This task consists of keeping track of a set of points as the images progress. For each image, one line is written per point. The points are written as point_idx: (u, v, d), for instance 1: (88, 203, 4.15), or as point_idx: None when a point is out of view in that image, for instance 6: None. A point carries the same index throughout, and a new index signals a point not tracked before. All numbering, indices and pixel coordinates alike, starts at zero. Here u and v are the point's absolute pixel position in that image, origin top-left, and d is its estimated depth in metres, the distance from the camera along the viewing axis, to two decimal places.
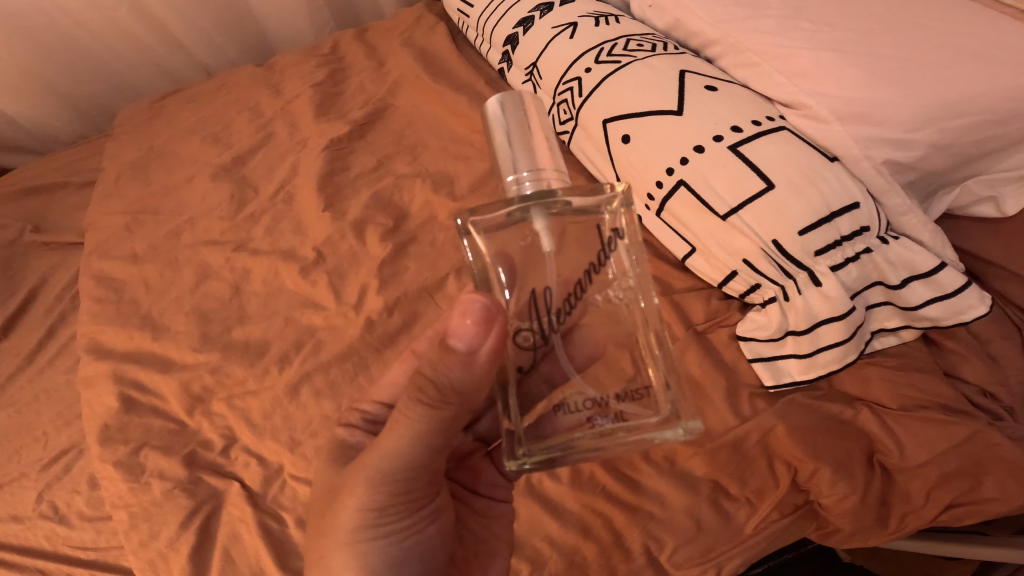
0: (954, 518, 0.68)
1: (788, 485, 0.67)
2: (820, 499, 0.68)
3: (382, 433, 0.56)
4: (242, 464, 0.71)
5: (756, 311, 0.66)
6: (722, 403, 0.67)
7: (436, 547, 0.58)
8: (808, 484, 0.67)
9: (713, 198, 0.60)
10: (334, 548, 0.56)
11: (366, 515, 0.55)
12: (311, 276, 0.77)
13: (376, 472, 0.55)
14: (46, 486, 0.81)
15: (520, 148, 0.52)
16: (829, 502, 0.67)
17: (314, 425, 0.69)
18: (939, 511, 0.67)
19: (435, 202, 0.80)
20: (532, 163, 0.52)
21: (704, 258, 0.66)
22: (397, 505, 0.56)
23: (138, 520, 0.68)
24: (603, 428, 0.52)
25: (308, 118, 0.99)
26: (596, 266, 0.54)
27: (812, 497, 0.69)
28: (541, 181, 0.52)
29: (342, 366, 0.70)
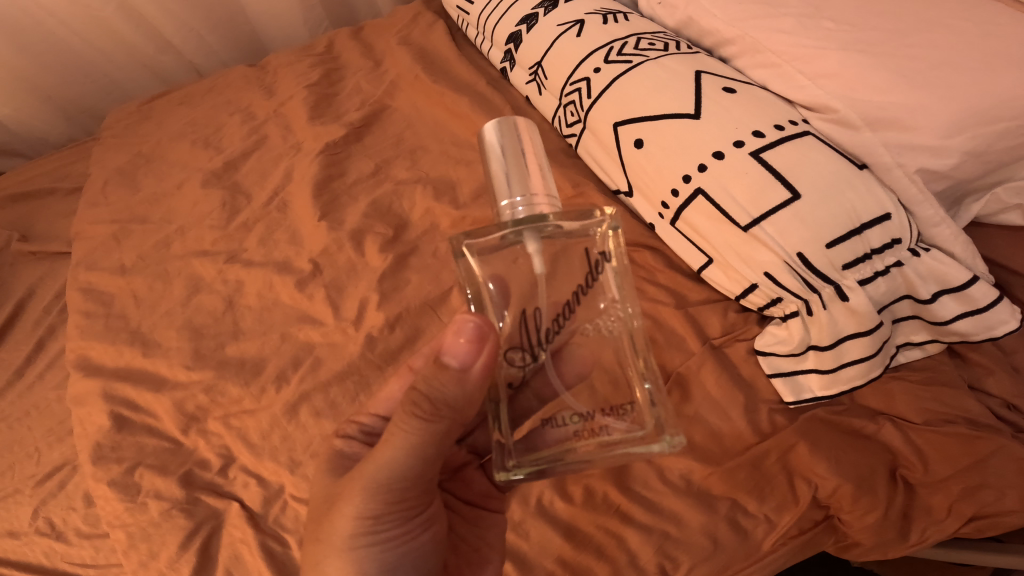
0: (976, 530, 0.65)
1: (809, 502, 0.64)
2: (839, 512, 0.65)
3: (378, 443, 0.53)
4: (241, 484, 0.68)
5: (776, 325, 0.63)
6: (740, 420, 0.64)
7: (429, 555, 0.55)
8: (829, 500, 0.64)
9: (733, 208, 0.57)
10: (331, 554, 0.53)
11: (360, 523, 0.52)
12: (308, 290, 0.73)
13: (371, 481, 0.52)
14: (41, 503, 0.78)
15: (515, 173, 0.50)
16: (850, 518, 0.64)
17: (314, 445, 0.66)
18: (962, 523, 0.64)
19: (436, 209, 0.76)
20: (525, 188, 0.50)
21: (721, 270, 0.62)
22: (392, 514, 0.53)
23: (136, 540, 0.65)
24: (592, 439, 0.50)
25: (302, 121, 0.95)
26: (584, 289, 0.52)
27: (833, 512, 0.65)
28: (535, 207, 0.49)
29: (342, 385, 0.67)
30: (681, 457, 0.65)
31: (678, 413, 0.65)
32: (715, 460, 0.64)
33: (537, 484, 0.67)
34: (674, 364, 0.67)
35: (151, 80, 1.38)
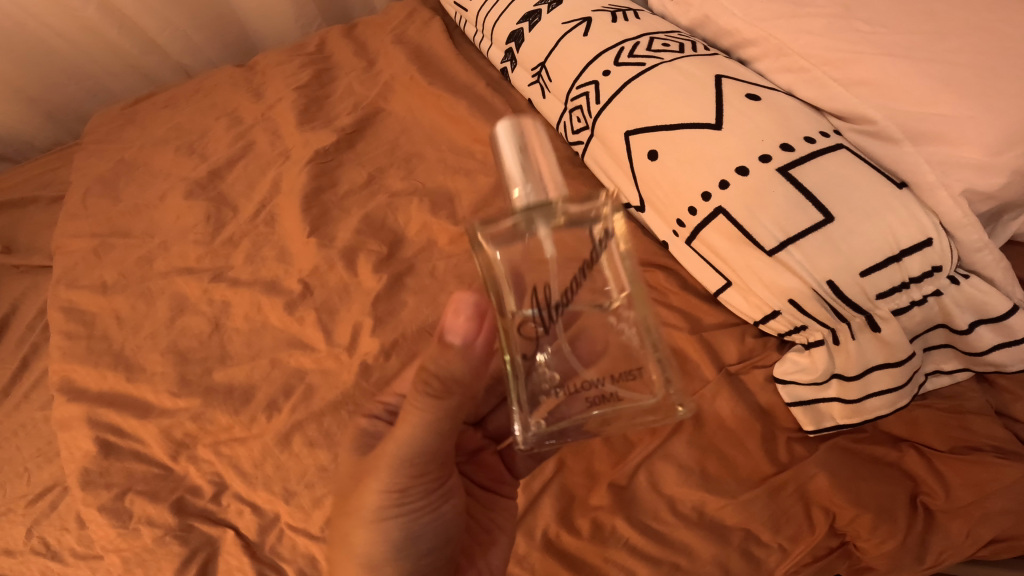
0: (992, 553, 0.62)
1: (826, 531, 0.58)
2: (855, 539, 0.60)
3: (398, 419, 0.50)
4: (236, 512, 0.64)
5: (797, 351, 0.59)
6: (757, 450, 0.59)
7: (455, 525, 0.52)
8: (846, 528, 0.59)
9: (758, 231, 0.55)
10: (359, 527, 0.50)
11: (386, 496, 0.50)
12: (299, 313, 0.67)
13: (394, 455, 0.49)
14: (35, 522, 0.74)
15: (523, 165, 0.44)
16: (867, 546, 0.59)
17: (308, 478, 0.61)
18: (980, 548, 0.60)
19: (433, 224, 0.70)
20: (535, 182, 0.44)
21: (740, 295, 0.60)
22: (417, 487, 0.50)
23: (132, 566, 0.62)
24: (608, 401, 0.46)
25: (291, 126, 0.90)
26: (589, 262, 0.46)
27: (848, 538, 0.60)
28: (546, 190, 0.44)
29: (335, 416, 0.62)
30: (694, 489, 0.58)
31: (693, 441, 0.60)
32: (730, 494, 0.57)
33: (543, 516, 0.60)
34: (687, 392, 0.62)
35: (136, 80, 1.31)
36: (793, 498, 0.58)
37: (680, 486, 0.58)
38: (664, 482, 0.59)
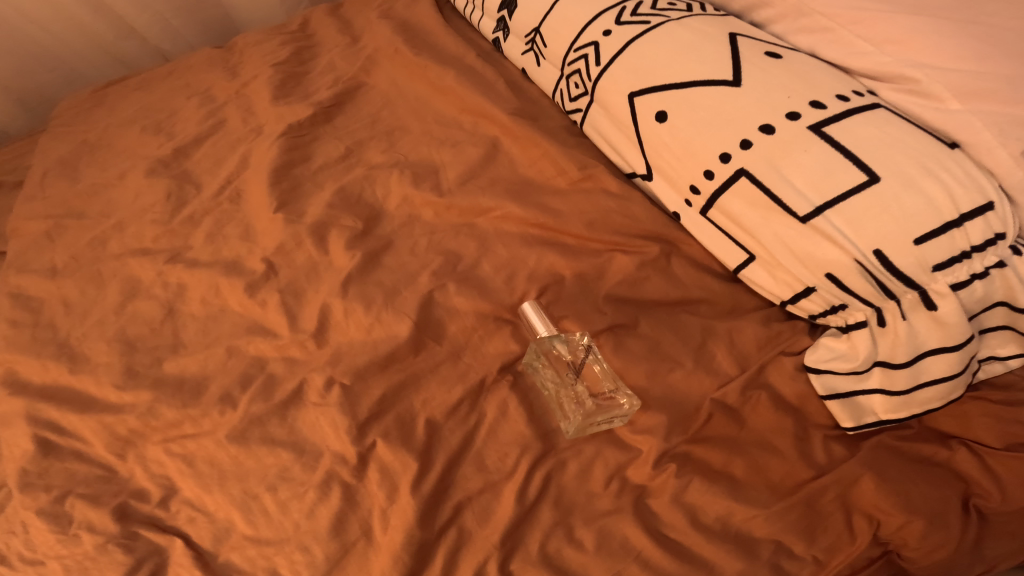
0: None
1: (868, 541, 0.49)
2: (899, 545, 0.50)
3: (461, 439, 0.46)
4: (186, 519, 0.54)
5: (833, 336, 0.51)
6: (788, 450, 0.50)
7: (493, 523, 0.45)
8: (891, 537, 0.50)
9: (790, 196, 0.48)
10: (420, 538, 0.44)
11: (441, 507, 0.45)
12: (260, 295, 0.59)
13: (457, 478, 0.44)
14: None
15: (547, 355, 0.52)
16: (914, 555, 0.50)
17: (268, 481, 0.53)
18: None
19: (415, 196, 0.62)
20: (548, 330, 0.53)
21: (766, 271, 0.52)
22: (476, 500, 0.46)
23: None
24: (593, 414, 0.51)
25: (265, 102, 0.83)
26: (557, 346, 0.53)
27: (891, 547, 0.51)
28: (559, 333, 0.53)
29: (301, 410, 0.54)
30: (720, 497, 0.49)
31: (714, 439, 0.51)
32: (761, 502, 0.49)
33: (538, 529, 0.49)
34: (707, 390, 0.51)
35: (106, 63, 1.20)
36: (833, 504, 0.49)
37: (703, 495, 0.49)
38: (687, 489, 0.49)
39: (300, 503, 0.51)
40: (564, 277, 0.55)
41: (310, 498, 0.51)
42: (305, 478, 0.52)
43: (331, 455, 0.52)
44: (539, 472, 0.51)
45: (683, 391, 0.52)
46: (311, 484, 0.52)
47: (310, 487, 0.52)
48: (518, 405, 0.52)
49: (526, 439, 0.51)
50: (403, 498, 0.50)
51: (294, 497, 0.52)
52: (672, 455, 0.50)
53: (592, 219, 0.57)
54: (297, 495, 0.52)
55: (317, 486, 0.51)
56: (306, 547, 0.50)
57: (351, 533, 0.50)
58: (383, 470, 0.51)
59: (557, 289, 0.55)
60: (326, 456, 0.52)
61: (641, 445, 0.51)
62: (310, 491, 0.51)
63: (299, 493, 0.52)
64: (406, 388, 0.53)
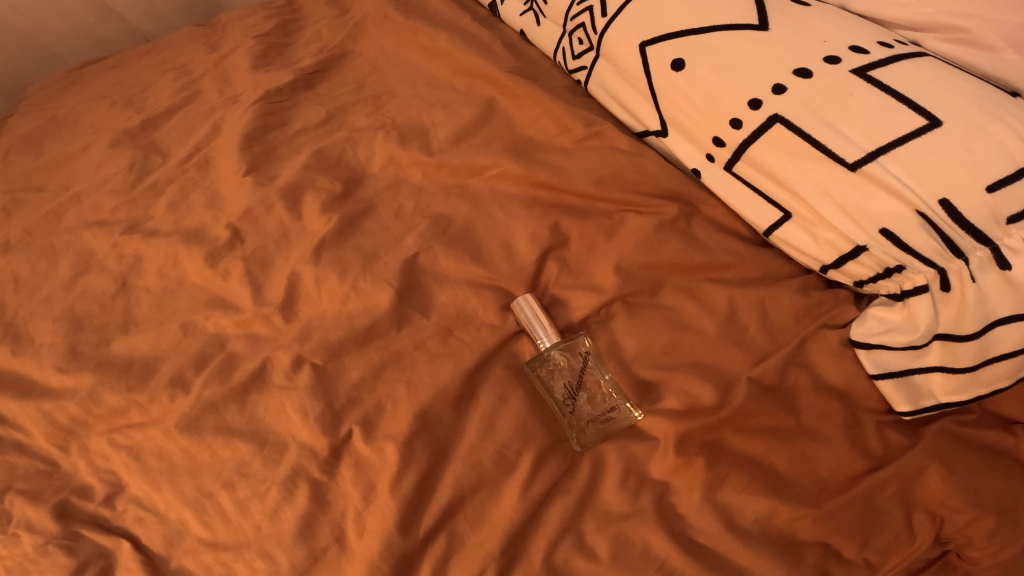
0: None
1: (929, 542, 0.42)
2: (962, 544, 0.42)
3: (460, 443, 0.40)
4: (134, 520, 0.46)
5: (884, 305, 0.44)
6: (834, 439, 0.43)
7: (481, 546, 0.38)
8: (955, 536, 0.42)
9: (835, 141, 0.42)
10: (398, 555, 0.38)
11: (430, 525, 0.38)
12: (222, 265, 0.52)
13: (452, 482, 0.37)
14: None
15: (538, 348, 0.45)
16: (979, 558, 0.42)
17: (225, 477, 0.45)
18: None
19: (402, 157, 0.55)
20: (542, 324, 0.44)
21: (804, 230, 0.45)
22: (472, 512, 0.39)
23: None
24: (600, 421, 0.44)
25: (243, 71, 0.76)
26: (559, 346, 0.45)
27: (953, 547, 0.43)
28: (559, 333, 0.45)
29: (263, 393, 0.46)
30: (762, 494, 0.41)
31: (747, 428, 0.43)
32: (810, 499, 0.42)
33: (541, 532, 0.42)
34: (743, 367, 0.44)
35: (83, 45, 1.10)
36: (891, 501, 0.42)
37: (741, 492, 0.42)
38: (721, 485, 0.42)
39: (261, 503, 0.44)
40: (570, 240, 0.49)
41: (273, 498, 0.43)
42: (268, 474, 0.44)
43: (296, 447, 0.44)
44: (543, 466, 0.43)
45: (713, 369, 0.44)
46: (274, 481, 0.44)
47: (272, 484, 0.44)
48: (516, 387, 0.45)
49: (526, 427, 0.44)
50: (381, 497, 0.42)
51: (255, 496, 0.44)
52: (699, 444, 0.43)
53: (600, 175, 0.50)
54: (258, 494, 0.44)
55: (281, 483, 0.44)
56: (268, 553, 0.42)
57: (320, 538, 0.42)
58: (358, 466, 0.43)
59: (562, 254, 0.48)
60: (291, 447, 0.44)
61: (661, 433, 0.43)
62: (273, 489, 0.43)
63: (260, 492, 0.44)
64: (385, 367, 0.45)
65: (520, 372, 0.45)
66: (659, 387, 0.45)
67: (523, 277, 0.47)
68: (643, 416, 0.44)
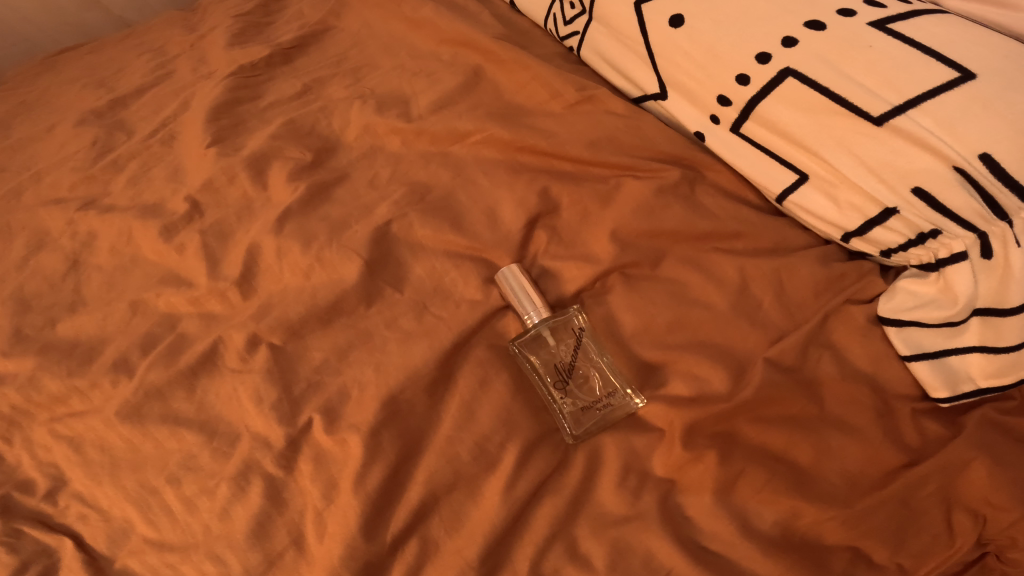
0: None
1: (970, 544, 0.36)
2: (1004, 545, 0.37)
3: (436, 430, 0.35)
4: (77, 517, 0.40)
5: (917, 277, 0.39)
6: (863, 428, 0.37)
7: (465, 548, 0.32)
8: (1001, 538, 0.37)
9: (858, 94, 0.37)
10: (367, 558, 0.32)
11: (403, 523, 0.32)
12: (178, 239, 0.47)
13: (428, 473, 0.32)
14: None
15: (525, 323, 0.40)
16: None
17: (169, 471, 0.40)
18: None
19: (378, 124, 0.50)
20: (529, 297, 0.39)
21: (822, 194, 0.40)
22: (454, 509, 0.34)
23: None
24: (596, 409, 0.39)
25: (218, 49, 0.72)
26: (550, 323, 0.40)
27: (994, 550, 0.37)
28: (549, 307, 0.40)
29: (218, 377, 0.41)
30: (784, 493, 0.36)
31: (763, 416, 0.38)
32: (839, 499, 0.36)
33: (528, 534, 0.36)
34: (758, 348, 0.39)
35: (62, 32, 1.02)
36: (928, 499, 0.37)
37: (758, 490, 0.36)
38: (736, 482, 0.37)
39: (210, 501, 0.38)
40: (560, 208, 0.44)
41: (223, 495, 0.38)
42: (217, 468, 0.39)
43: (249, 438, 0.39)
44: (529, 460, 0.37)
45: (723, 349, 0.39)
46: (224, 476, 0.38)
47: (222, 479, 0.38)
48: (499, 370, 0.39)
49: (510, 416, 0.38)
50: (343, 495, 0.37)
51: (203, 493, 0.39)
52: (710, 436, 0.37)
53: (594, 139, 0.45)
54: (206, 490, 0.39)
55: (232, 478, 0.38)
56: (218, 557, 0.37)
57: (275, 541, 0.37)
58: (319, 460, 0.38)
59: (551, 223, 0.43)
60: (246, 437, 0.39)
61: (663, 422, 0.38)
62: (222, 485, 0.38)
63: (209, 488, 0.39)
64: (351, 348, 0.40)
65: (509, 351, 0.40)
66: (661, 371, 0.39)
67: (508, 247, 0.42)
68: (645, 403, 0.39)
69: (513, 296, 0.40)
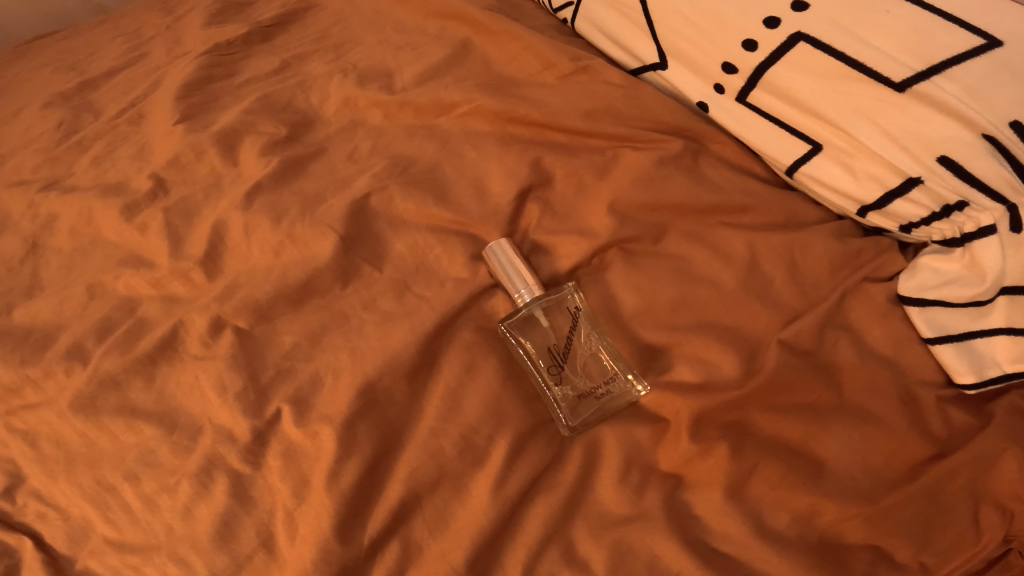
0: None
1: (996, 541, 0.33)
2: None
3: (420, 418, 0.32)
4: (36, 516, 0.36)
5: (940, 253, 0.36)
6: (887, 416, 0.34)
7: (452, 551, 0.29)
8: None
9: (876, 59, 0.34)
10: None
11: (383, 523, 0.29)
12: (140, 218, 0.44)
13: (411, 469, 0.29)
14: None
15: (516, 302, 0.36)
16: None
17: (126, 468, 0.36)
18: None
19: (358, 97, 0.47)
20: (520, 274, 0.36)
21: (837, 164, 0.37)
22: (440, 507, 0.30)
23: None
24: (594, 399, 0.35)
25: (194, 29, 0.68)
26: (544, 302, 0.36)
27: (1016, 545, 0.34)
28: (542, 285, 0.37)
29: (179, 364, 0.37)
30: (802, 488, 0.33)
31: (778, 405, 0.34)
32: (862, 495, 0.33)
33: (522, 535, 0.33)
34: (770, 329, 0.36)
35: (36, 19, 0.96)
36: (956, 493, 0.34)
37: (773, 487, 0.33)
38: (748, 478, 0.33)
39: (171, 499, 0.34)
40: (553, 179, 0.41)
41: (185, 493, 0.34)
42: (178, 464, 0.35)
43: (212, 431, 0.35)
44: (520, 454, 0.34)
45: (732, 332, 0.36)
46: (185, 472, 0.35)
47: (183, 476, 0.35)
48: (488, 355, 0.36)
49: (500, 405, 0.35)
50: (316, 493, 0.33)
51: (164, 491, 0.35)
52: (720, 427, 0.34)
53: (589, 108, 0.42)
54: (167, 487, 0.35)
55: (194, 475, 0.34)
56: (180, 559, 0.33)
57: (242, 543, 0.33)
58: (289, 454, 0.34)
59: (544, 196, 0.40)
60: (209, 429, 0.35)
61: (666, 410, 0.35)
62: (183, 482, 0.34)
63: (170, 485, 0.35)
64: (325, 331, 0.37)
65: (499, 333, 0.37)
66: (665, 355, 0.36)
67: (497, 221, 0.39)
68: (649, 391, 0.35)
69: (503, 273, 0.36)
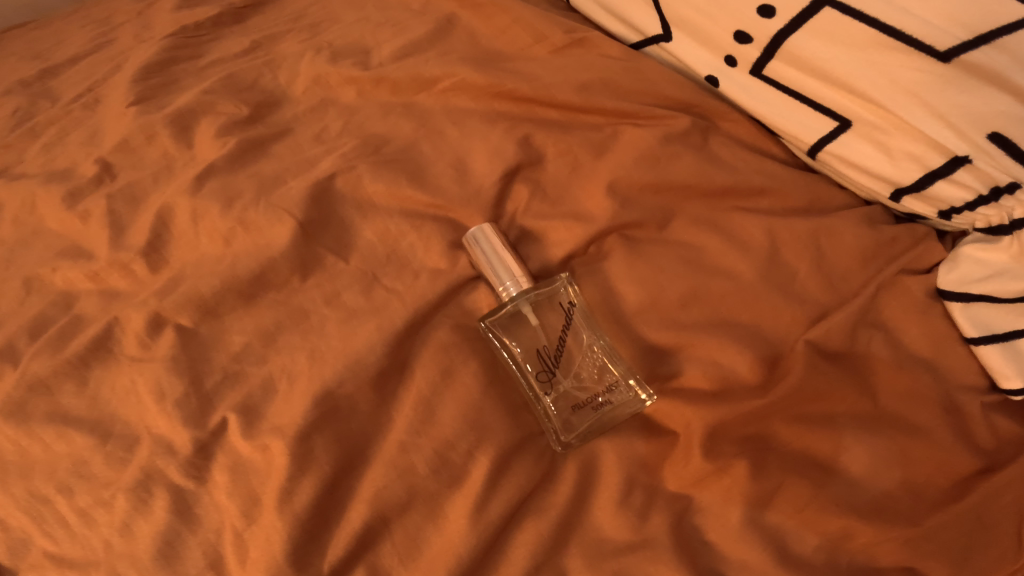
0: None
1: None
2: None
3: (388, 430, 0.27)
4: None
5: (987, 243, 0.31)
6: (928, 426, 0.30)
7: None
8: None
9: (918, 26, 0.28)
10: None
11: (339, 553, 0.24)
12: (82, 205, 0.39)
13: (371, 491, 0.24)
14: None
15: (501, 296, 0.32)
16: None
17: (59, 478, 0.30)
18: None
19: (329, 74, 0.42)
20: (505, 265, 0.31)
21: (869, 142, 0.33)
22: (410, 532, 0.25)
23: None
24: (591, 409, 0.31)
25: (164, 12, 0.63)
26: (534, 297, 0.32)
27: None
28: (530, 277, 0.32)
29: (115, 367, 0.33)
30: (833, 510, 0.28)
31: (803, 414, 0.30)
32: (902, 517, 0.28)
33: (506, 563, 0.28)
34: (794, 328, 0.31)
35: None
36: (1009, 515, 0.29)
37: (799, 509, 0.28)
38: (770, 499, 0.29)
39: (108, 514, 0.29)
40: (545, 159, 0.36)
41: (121, 508, 0.29)
42: (112, 477, 0.30)
43: (149, 442, 0.30)
44: (504, 471, 0.29)
45: (751, 331, 0.31)
46: (121, 486, 0.30)
47: (117, 490, 0.30)
48: (466, 357, 0.31)
49: (481, 412, 0.30)
50: (266, 514, 0.28)
51: (99, 504, 0.30)
52: (737, 441, 0.29)
53: (585, 82, 0.37)
54: (103, 501, 0.30)
55: (129, 489, 0.29)
56: None
57: (191, 564, 0.28)
58: (236, 470, 0.29)
59: (533, 177, 0.36)
60: (145, 441, 0.30)
61: (671, 419, 0.30)
62: (119, 497, 0.29)
63: (105, 499, 0.30)
64: (280, 329, 0.32)
65: (482, 332, 0.32)
66: (672, 357, 0.31)
67: (479, 205, 0.35)
68: (654, 400, 0.30)
69: (486, 264, 0.32)
